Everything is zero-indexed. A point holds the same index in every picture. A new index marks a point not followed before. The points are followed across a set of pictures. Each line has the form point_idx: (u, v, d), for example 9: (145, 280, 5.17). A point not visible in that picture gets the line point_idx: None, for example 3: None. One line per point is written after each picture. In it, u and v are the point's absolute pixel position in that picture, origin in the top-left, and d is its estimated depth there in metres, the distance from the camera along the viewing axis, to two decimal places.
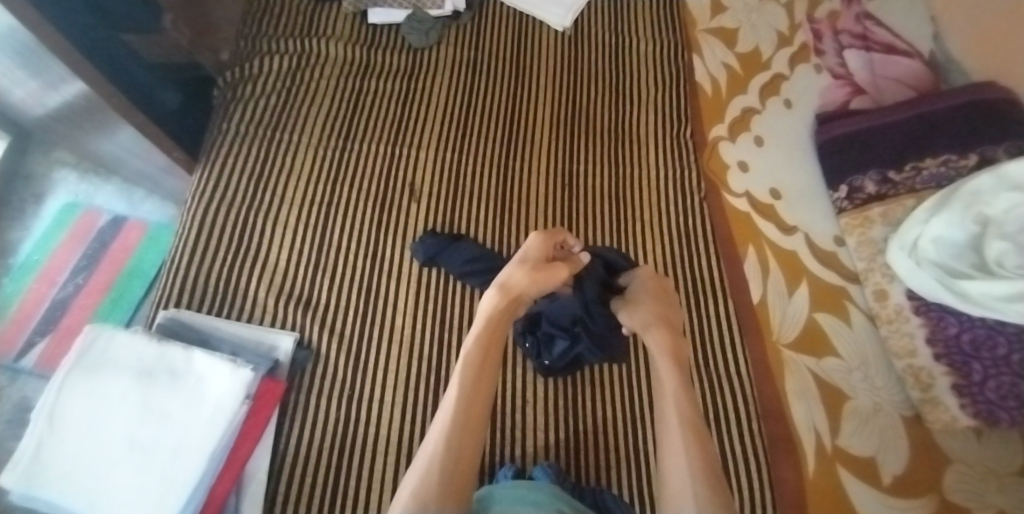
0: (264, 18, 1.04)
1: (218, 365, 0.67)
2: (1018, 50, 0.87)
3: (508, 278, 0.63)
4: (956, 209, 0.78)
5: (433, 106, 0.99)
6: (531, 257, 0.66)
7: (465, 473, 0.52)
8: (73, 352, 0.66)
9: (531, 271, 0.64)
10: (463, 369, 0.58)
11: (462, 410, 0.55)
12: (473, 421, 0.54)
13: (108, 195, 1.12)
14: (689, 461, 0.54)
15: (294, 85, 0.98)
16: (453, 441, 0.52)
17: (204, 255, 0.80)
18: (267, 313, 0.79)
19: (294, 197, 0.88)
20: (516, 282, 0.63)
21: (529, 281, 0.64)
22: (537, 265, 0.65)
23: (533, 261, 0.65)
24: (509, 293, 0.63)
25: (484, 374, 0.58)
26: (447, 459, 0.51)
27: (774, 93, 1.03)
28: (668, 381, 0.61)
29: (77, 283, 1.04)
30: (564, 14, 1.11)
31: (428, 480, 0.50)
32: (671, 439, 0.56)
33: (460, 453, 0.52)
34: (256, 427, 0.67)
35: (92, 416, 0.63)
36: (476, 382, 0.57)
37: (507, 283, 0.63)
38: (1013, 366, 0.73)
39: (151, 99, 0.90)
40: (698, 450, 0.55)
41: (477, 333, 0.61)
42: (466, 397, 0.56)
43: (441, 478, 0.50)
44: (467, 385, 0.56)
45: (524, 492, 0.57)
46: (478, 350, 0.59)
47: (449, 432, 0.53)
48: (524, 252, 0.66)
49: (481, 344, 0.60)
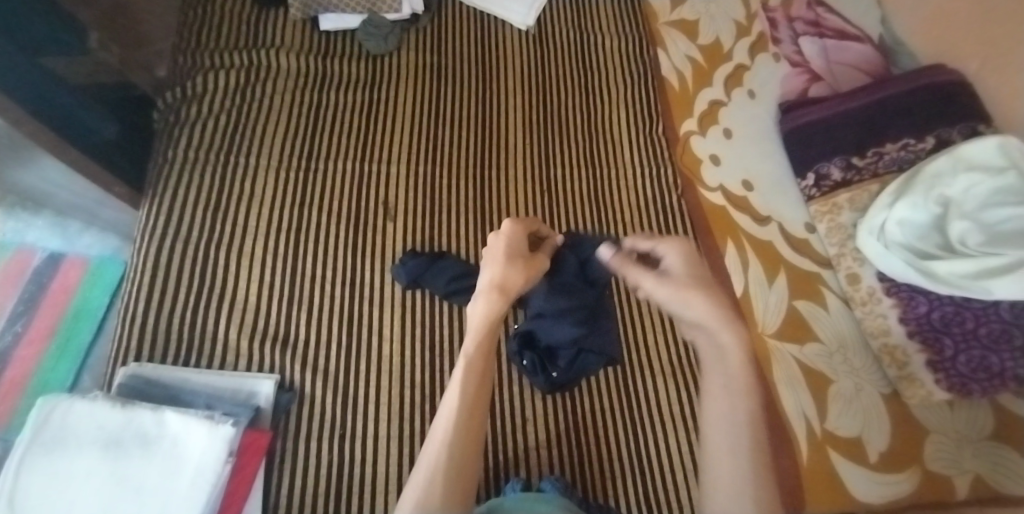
0: (203, 31, 0.96)
1: (194, 424, 0.62)
2: (963, 32, 0.90)
3: (502, 276, 0.55)
4: (919, 192, 0.79)
5: (399, 115, 0.95)
6: (514, 250, 0.58)
7: (467, 483, 0.49)
8: (29, 434, 0.60)
9: (522, 264, 0.57)
10: (463, 376, 0.52)
11: (462, 424, 0.50)
12: (473, 430, 0.51)
13: (40, 231, 1.01)
14: (755, 495, 0.45)
15: (246, 101, 0.91)
16: (453, 451, 0.49)
17: (164, 298, 0.74)
18: (242, 356, 0.73)
19: (259, 225, 0.82)
20: (511, 279, 0.55)
21: (522, 277, 0.57)
22: (523, 256, 0.58)
23: (520, 253, 0.58)
24: (504, 294, 0.55)
25: (483, 383, 0.53)
26: (451, 468, 0.48)
27: (738, 83, 1.04)
28: (740, 386, 0.50)
29: (15, 332, 0.94)
30: (526, 12, 1.09)
31: (432, 488, 0.47)
32: (723, 464, 0.48)
33: (463, 458, 0.49)
34: (242, 485, 0.62)
35: (57, 499, 0.56)
36: (475, 398, 0.52)
37: (501, 282, 0.55)
38: (980, 339, 0.74)
39: (86, 130, 0.82)
40: (770, 484, 0.47)
41: (476, 338, 0.54)
42: (466, 411, 0.51)
43: (446, 487, 0.47)
44: (468, 397, 0.51)
45: (536, 504, 0.54)
46: (478, 357, 0.53)
47: (448, 447, 0.49)
48: (507, 242, 0.58)
49: (481, 349, 0.53)
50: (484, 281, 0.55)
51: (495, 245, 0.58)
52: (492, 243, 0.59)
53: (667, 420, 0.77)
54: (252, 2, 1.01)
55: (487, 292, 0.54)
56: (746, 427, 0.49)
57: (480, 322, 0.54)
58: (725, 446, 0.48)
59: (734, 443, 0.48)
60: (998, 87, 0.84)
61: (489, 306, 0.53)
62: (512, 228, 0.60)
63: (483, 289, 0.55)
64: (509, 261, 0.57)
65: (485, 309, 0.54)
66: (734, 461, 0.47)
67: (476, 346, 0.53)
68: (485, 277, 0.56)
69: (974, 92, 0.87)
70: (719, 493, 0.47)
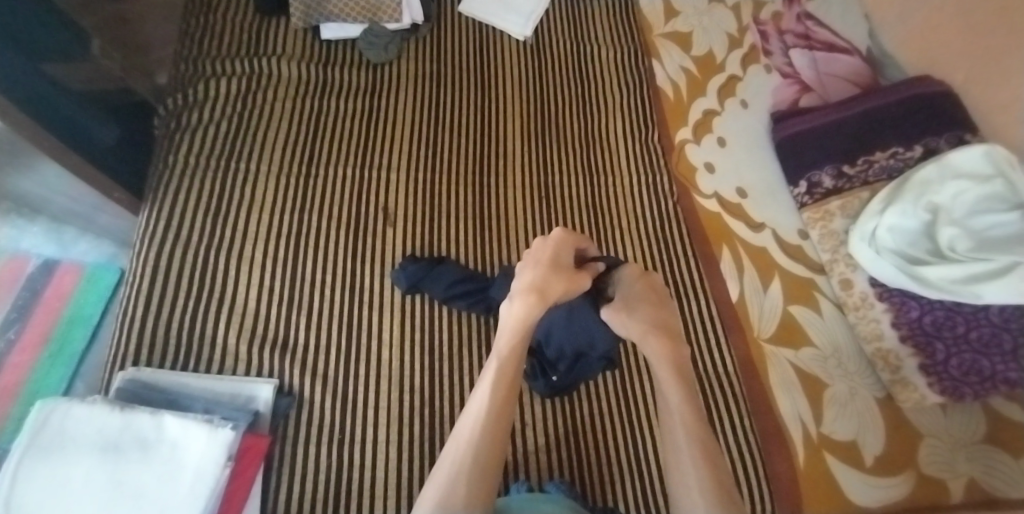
0: (204, 39, 0.98)
1: (193, 427, 0.61)
2: (950, 45, 0.92)
3: (543, 281, 0.55)
4: (908, 199, 0.81)
5: (399, 123, 0.96)
6: (560, 259, 0.58)
7: (490, 482, 0.49)
8: (26, 438, 0.59)
9: (566, 275, 0.57)
10: (495, 378, 0.53)
11: (492, 421, 0.51)
12: (499, 431, 0.51)
13: (35, 237, 1.01)
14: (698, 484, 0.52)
15: (247, 109, 0.92)
16: (478, 451, 0.49)
17: (163, 301, 0.74)
18: (241, 361, 0.73)
19: (259, 230, 0.82)
20: (551, 286, 0.55)
21: (564, 287, 0.56)
22: (568, 269, 0.58)
23: (565, 265, 0.58)
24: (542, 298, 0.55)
25: (513, 387, 0.54)
26: (477, 466, 0.49)
27: (731, 94, 1.06)
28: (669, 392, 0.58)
29: (9, 338, 0.93)
30: (524, 24, 1.11)
31: (455, 488, 0.47)
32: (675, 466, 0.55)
33: (489, 454, 0.50)
34: (241, 490, 0.61)
35: (59, 498, 0.56)
36: (505, 400, 0.53)
37: (541, 286, 0.55)
38: (971, 343, 0.75)
39: (87, 137, 0.82)
40: (708, 472, 0.53)
41: (508, 339, 0.55)
42: (494, 409, 0.52)
43: (469, 486, 0.48)
44: (498, 398, 0.52)
45: (540, 504, 0.55)
46: (511, 358, 0.54)
47: (477, 442, 0.50)
48: (554, 253, 0.58)
49: (514, 353, 0.54)
50: (523, 282, 0.56)
51: (541, 250, 0.58)
52: (537, 248, 0.59)
53: None
54: (254, 12, 1.03)
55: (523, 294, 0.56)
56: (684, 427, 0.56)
57: (516, 323, 0.55)
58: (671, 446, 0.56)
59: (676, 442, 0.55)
60: (983, 98, 0.86)
61: (528, 311, 0.54)
62: (561, 239, 0.60)
63: (520, 291, 0.55)
64: (553, 268, 0.57)
65: (521, 312, 0.54)
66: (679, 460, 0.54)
67: (508, 348, 0.55)
68: (523, 279, 0.56)
69: (959, 102, 0.89)
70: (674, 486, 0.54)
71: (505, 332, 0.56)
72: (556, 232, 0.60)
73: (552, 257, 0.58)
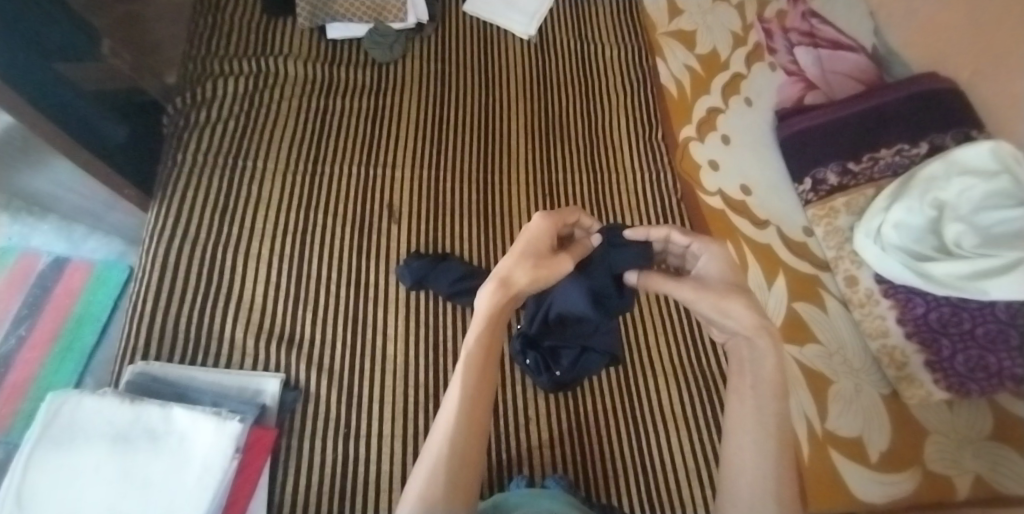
0: (213, 38, 0.99)
1: (201, 419, 0.62)
2: (957, 41, 0.92)
3: (509, 268, 0.53)
4: (914, 196, 0.80)
5: (403, 121, 0.97)
6: (531, 247, 0.55)
7: (470, 478, 0.48)
8: (36, 429, 0.60)
9: (535, 263, 0.54)
10: (465, 371, 0.51)
11: (465, 414, 0.49)
12: (477, 427, 0.49)
13: (45, 235, 1.03)
14: (775, 485, 0.47)
15: (254, 106, 0.94)
16: (458, 445, 0.48)
17: (173, 296, 0.75)
18: (248, 356, 0.74)
19: (265, 226, 0.83)
20: (517, 274, 0.53)
21: (531, 276, 0.54)
22: (540, 255, 0.55)
23: (537, 252, 0.55)
24: (508, 288, 0.53)
25: (485, 380, 0.52)
26: (455, 460, 0.47)
27: (735, 91, 1.06)
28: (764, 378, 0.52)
29: (19, 335, 0.94)
30: (528, 22, 1.12)
31: (435, 481, 0.46)
32: (746, 460, 0.49)
33: (467, 449, 0.48)
34: (247, 482, 0.62)
35: (67, 489, 0.57)
36: (478, 394, 0.51)
37: (506, 275, 0.53)
38: (977, 339, 0.74)
39: (99, 136, 0.84)
40: (789, 480, 0.48)
41: (478, 332, 0.53)
42: (469, 402, 0.50)
43: (449, 478, 0.46)
44: (469, 391, 0.50)
45: (540, 499, 0.55)
46: (480, 352, 0.52)
47: (453, 436, 0.48)
48: (528, 239, 0.55)
49: (483, 345, 0.52)
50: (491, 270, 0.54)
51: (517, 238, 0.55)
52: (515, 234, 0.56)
53: (666, 421, 0.77)
54: (261, 12, 1.04)
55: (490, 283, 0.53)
56: (771, 426, 0.50)
57: (484, 317, 0.53)
58: (747, 440, 0.49)
59: (752, 426, 0.50)
60: (989, 95, 0.86)
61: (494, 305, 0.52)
62: (540, 223, 0.56)
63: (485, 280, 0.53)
64: (522, 256, 0.54)
65: (487, 303, 0.52)
66: (757, 451, 0.49)
67: (478, 344, 0.52)
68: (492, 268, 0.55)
69: (965, 98, 0.89)
70: (739, 482, 0.48)
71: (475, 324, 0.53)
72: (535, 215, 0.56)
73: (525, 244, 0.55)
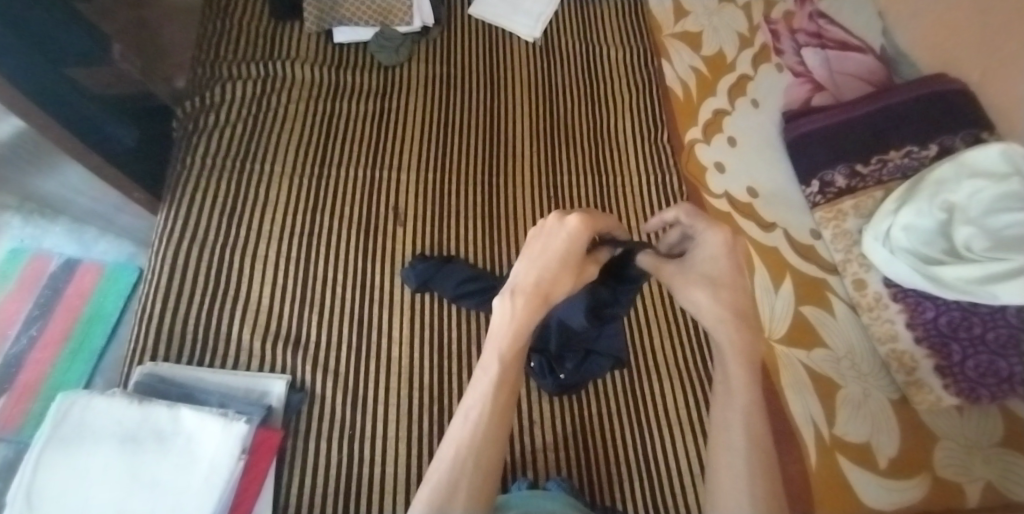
0: (221, 42, 1.00)
1: (208, 420, 0.63)
2: (966, 43, 0.91)
3: (548, 277, 0.50)
4: (923, 198, 0.79)
5: (408, 124, 0.97)
6: (569, 256, 0.51)
7: (490, 485, 0.46)
8: (47, 429, 0.61)
9: (574, 268, 0.52)
10: (495, 379, 0.48)
11: (491, 421, 0.47)
12: (499, 433, 0.47)
13: (58, 237, 1.04)
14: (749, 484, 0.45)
15: (262, 110, 0.94)
16: (479, 455, 0.46)
17: (181, 297, 0.76)
18: (255, 357, 0.74)
19: (272, 229, 0.84)
20: (554, 285, 0.50)
21: (570, 280, 0.52)
22: (577, 261, 0.52)
23: (575, 260, 0.51)
24: (544, 298, 0.50)
25: (512, 386, 0.49)
26: (478, 468, 0.46)
27: (741, 93, 1.05)
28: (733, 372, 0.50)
29: (31, 335, 0.96)
30: (533, 24, 1.12)
31: (455, 491, 0.44)
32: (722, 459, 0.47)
33: (489, 453, 0.46)
34: (253, 483, 0.62)
35: (77, 489, 0.58)
36: (505, 401, 0.48)
37: (546, 286, 0.50)
38: (988, 344, 0.74)
39: (108, 139, 0.85)
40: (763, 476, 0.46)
41: (504, 342, 0.49)
42: (495, 408, 0.48)
43: (471, 486, 0.45)
44: (498, 400, 0.48)
45: (542, 502, 0.55)
46: (511, 360, 0.49)
47: (478, 444, 0.46)
48: (564, 247, 0.50)
49: (513, 353, 0.49)
50: (529, 279, 0.50)
51: (553, 243, 0.51)
52: (548, 237, 0.51)
53: (672, 424, 0.77)
54: (269, 16, 1.05)
55: (525, 293, 0.49)
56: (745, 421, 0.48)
57: (515, 324, 0.49)
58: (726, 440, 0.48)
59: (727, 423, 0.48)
60: (1000, 96, 0.85)
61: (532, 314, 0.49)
62: (577, 228, 0.51)
63: (523, 289, 0.49)
64: (562, 264, 0.50)
65: (525, 314, 0.49)
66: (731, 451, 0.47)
67: (510, 351, 0.49)
68: (526, 276, 0.50)
69: (976, 100, 0.87)
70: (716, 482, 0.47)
71: (502, 331, 0.49)
72: (575, 220, 0.50)
73: (562, 253, 0.51)
